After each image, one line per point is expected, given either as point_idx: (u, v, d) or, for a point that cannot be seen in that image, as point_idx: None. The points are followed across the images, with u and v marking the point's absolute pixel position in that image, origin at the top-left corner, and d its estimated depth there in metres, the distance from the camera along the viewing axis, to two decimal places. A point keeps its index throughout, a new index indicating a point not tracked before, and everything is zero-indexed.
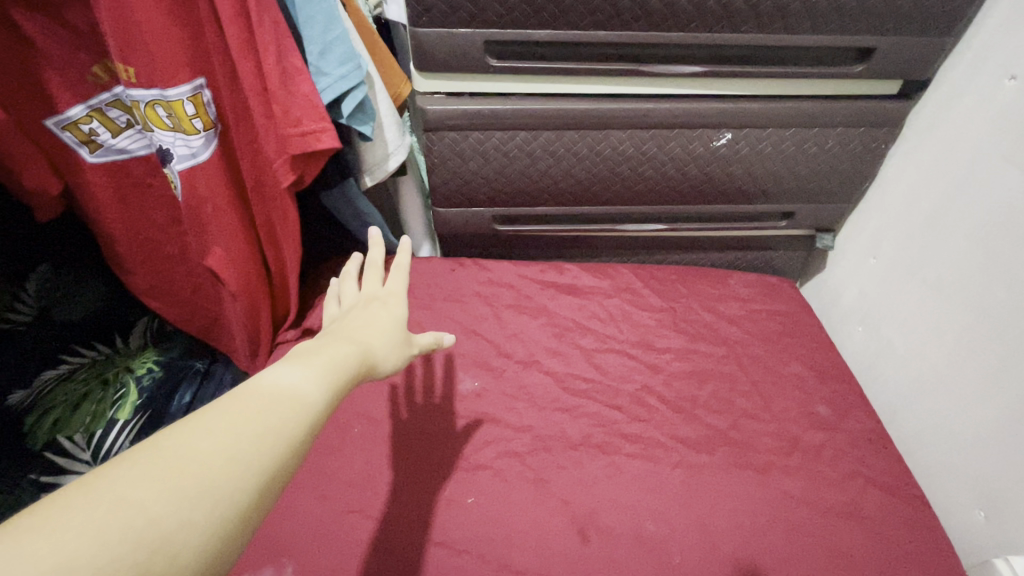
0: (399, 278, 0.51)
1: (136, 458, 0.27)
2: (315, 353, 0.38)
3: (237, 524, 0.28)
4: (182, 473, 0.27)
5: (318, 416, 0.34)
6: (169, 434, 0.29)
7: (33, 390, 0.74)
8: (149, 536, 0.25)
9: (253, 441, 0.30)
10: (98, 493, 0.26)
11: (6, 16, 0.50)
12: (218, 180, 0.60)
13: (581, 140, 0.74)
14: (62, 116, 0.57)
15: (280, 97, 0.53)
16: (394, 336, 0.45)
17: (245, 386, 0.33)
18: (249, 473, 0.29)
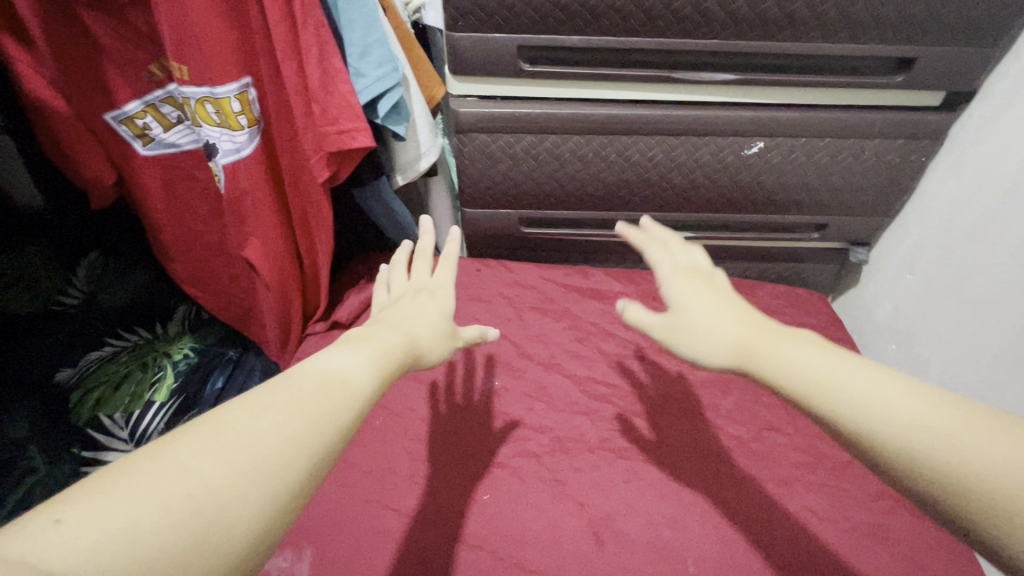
0: (447, 270, 0.52)
1: (200, 431, 0.29)
2: (366, 340, 0.40)
3: (287, 502, 0.29)
4: (240, 449, 0.29)
5: (365, 404, 0.35)
6: (229, 410, 0.31)
7: (81, 369, 0.79)
8: (208, 507, 0.26)
9: (305, 423, 0.31)
10: (166, 461, 0.27)
11: (76, 17, 0.54)
12: (258, 175, 0.62)
13: (609, 146, 0.75)
14: (120, 111, 0.62)
15: (320, 96, 0.55)
16: (441, 326, 0.46)
17: (301, 369, 0.35)
18: (301, 453, 0.30)
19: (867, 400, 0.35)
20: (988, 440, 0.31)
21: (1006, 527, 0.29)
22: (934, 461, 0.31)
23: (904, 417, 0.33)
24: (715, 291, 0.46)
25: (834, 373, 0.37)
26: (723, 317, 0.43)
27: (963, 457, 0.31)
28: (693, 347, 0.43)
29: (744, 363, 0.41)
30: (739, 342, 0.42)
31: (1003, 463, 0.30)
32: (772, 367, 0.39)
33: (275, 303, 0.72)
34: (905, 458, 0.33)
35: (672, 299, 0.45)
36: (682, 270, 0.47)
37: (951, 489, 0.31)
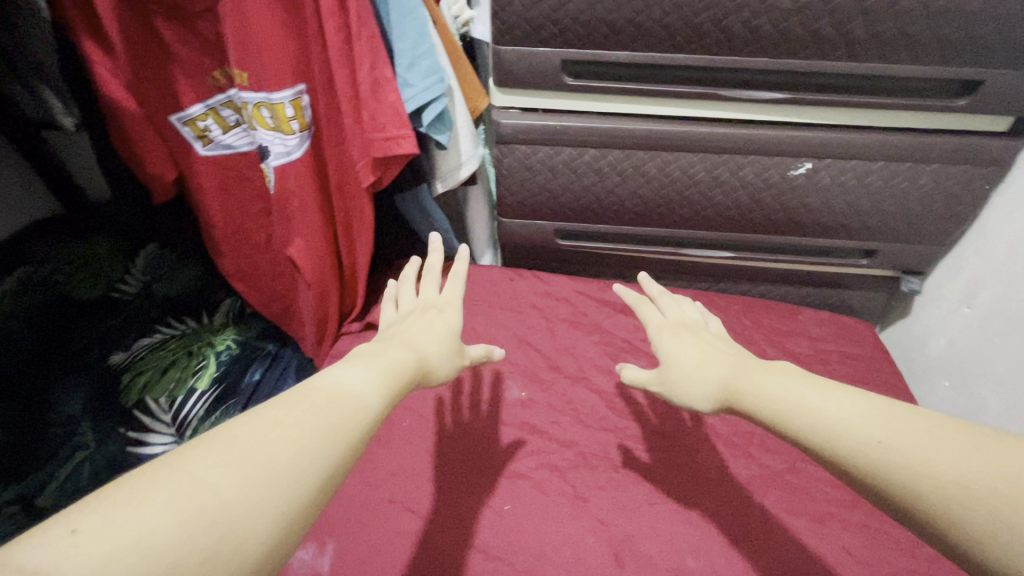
0: (456, 285, 0.54)
1: (212, 446, 0.30)
2: (376, 356, 0.41)
3: (297, 517, 0.30)
4: (252, 464, 0.30)
5: (374, 418, 0.37)
6: (240, 423, 0.32)
7: (133, 356, 0.85)
8: (220, 522, 0.27)
9: (316, 437, 0.33)
10: (178, 475, 0.28)
11: (152, 25, 0.58)
12: (306, 178, 0.65)
13: (650, 161, 0.74)
14: (184, 113, 0.66)
15: (368, 104, 0.57)
16: (448, 343, 0.48)
17: (312, 384, 0.36)
18: (311, 467, 0.31)
19: (829, 421, 0.37)
20: (941, 445, 0.32)
21: (957, 525, 0.29)
22: (888, 469, 0.33)
23: (863, 431, 0.35)
24: (702, 342, 0.51)
25: (796, 394, 0.40)
26: (706, 362, 0.48)
27: (913, 461, 0.32)
28: (682, 394, 0.48)
29: (729, 402, 0.45)
30: (718, 384, 0.46)
31: (951, 463, 0.31)
32: (748, 402, 0.43)
33: (314, 301, 0.75)
34: (866, 470, 0.34)
35: (663, 351, 0.52)
36: (670, 327, 0.54)
37: (904, 493, 0.32)
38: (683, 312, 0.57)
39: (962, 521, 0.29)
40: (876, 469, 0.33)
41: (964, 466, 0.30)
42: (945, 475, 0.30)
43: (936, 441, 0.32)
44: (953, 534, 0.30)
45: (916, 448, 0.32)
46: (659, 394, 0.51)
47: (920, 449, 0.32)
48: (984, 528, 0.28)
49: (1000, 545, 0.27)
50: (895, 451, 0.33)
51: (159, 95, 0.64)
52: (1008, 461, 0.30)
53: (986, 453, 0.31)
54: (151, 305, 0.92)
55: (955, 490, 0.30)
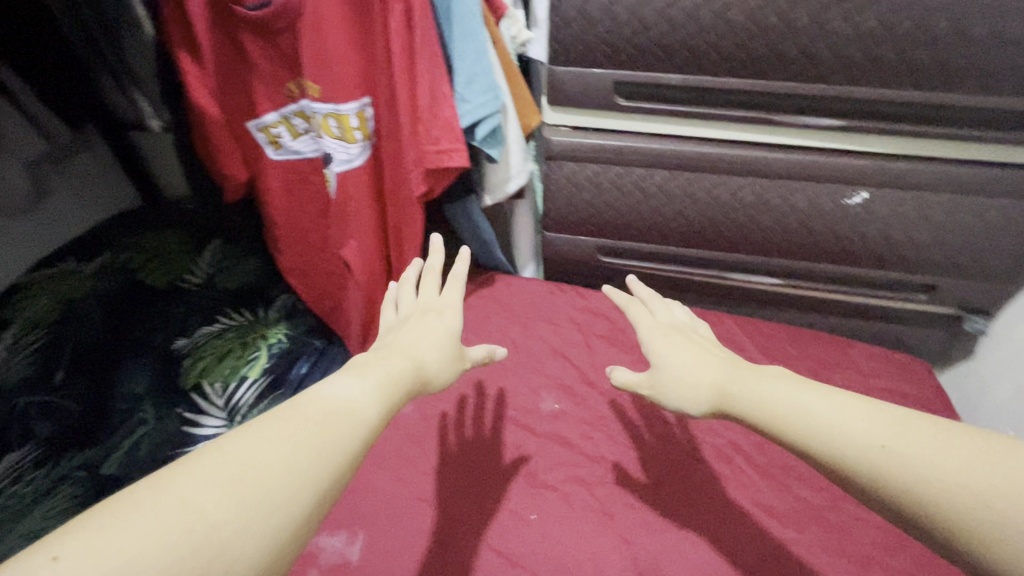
0: (455, 288, 0.55)
1: (199, 466, 0.31)
2: (372, 366, 0.43)
3: (288, 536, 0.31)
4: (240, 486, 0.31)
5: (370, 430, 0.38)
6: (231, 440, 0.33)
7: (195, 341, 0.91)
8: (206, 545, 0.28)
9: (308, 453, 0.34)
10: (163, 498, 0.29)
11: (239, 40, 0.64)
12: (363, 184, 0.69)
13: (697, 183, 0.74)
14: (259, 120, 0.71)
15: (425, 117, 0.60)
16: (447, 349, 0.49)
17: (305, 398, 0.37)
18: (304, 485, 0.33)
19: (831, 427, 0.37)
20: (946, 451, 0.33)
21: (968, 530, 0.30)
22: (894, 474, 0.33)
23: (866, 436, 0.35)
24: (694, 344, 0.50)
25: (790, 397, 0.40)
26: (699, 367, 0.47)
27: (920, 466, 0.33)
28: (673, 398, 0.47)
29: (722, 406, 0.45)
30: (712, 388, 0.45)
31: (960, 469, 0.32)
32: (744, 409, 0.43)
33: (361, 301, 0.79)
34: (871, 476, 0.34)
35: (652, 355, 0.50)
36: (660, 328, 0.52)
37: (912, 498, 0.32)
38: (671, 312, 0.55)
39: (972, 526, 0.30)
40: (882, 475, 0.34)
41: (973, 473, 0.31)
42: (955, 483, 0.31)
43: (938, 445, 0.33)
44: (961, 539, 0.30)
45: (922, 454, 0.33)
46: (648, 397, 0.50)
47: (926, 455, 0.33)
48: (994, 533, 0.29)
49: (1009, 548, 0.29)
50: (901, 456, 0.33)
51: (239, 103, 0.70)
52: (1011, 467, 0.31)
53: (989, 459, 0.32)
54: (214, 295, 0.99)
55: (966, 496, 0.30)
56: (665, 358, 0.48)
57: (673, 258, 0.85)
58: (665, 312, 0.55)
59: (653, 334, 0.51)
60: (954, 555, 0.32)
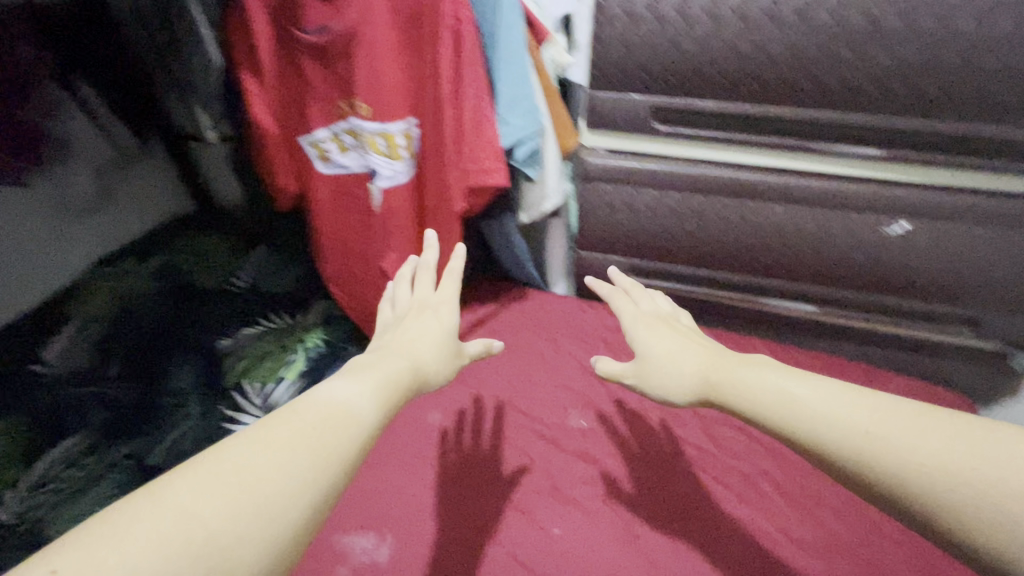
0: (450, 285, 0.57)
1: (197, 477, 0.33)
2: (370, 370, 0.45)
3: (287, 540, 0.33)
4: (236, 494, 0.33)
5: (367, 435, 0.40)
6: (230, 448, 0.36)
7: (240, 343, 0.96)
8: (204, 552, 0.30)
9: (304, 458, 0.36)
10: (162, 508, 0.31)
11: (299, 63, 0.69)
12: (406, 200, 0.73)
13: (732, 207, 0.74)
14: (311, 136, 0.76)
15: (468, 138, 0.63)
16: (444, 347, 0.51)
17: (300, 406, 0.39)
18: (300, 490, 0.34)
19: (820, 417, 0.39)
20: (930, 437, 0.35)
21: (951, 511, 0.32)
22: (883, 460, 0.35)
23: (855, 424, 0.37)
24: (677, 333, 0.52)
25: (779, 386, 0.42)
26: (680, 355, 0.49)
27: (907, 451, 0.35)
28: (656, 386, 0.50)
29: (707, 394, 0.47)
30: (697, 379, 0.48)
31: (944, 455, 0.34)
32: (730, 398, 0.45)
33: None
34: (860, 463, 0.36)
35: (637, 344, 0.52)
36: (644, 318, 0.54)
37: (900, 483, 0.34)
38: (653, 300, 0.58)
39: (956, 508, 0.32)
40: (873, 463, 0.35)
41: (957, 458, 0.33)
42: (939, 467, 0.33)
43: (921, 430, 0.36)
44: (945, 518, 0.33)
45: (908, 441, 0.35)
46: (631, 385, 0.52)
47: (912, 442, 0.35)
48: (976, 512, 0.32)
49: (989, 526, 0.31)
50: (887, 441, 0.36)
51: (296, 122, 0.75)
52: (985, 448, 0.33)
53: (964, 439, 0.34)
54: (257, 299, 1.04)
55: (951, 480, 0.33)
56: (648, 347, 0.51)
57: (704, 281, 0.85)
58: (647, 300, 0.58)
59: (637, 322, 0.54)
60: (929, 531, 0.35)
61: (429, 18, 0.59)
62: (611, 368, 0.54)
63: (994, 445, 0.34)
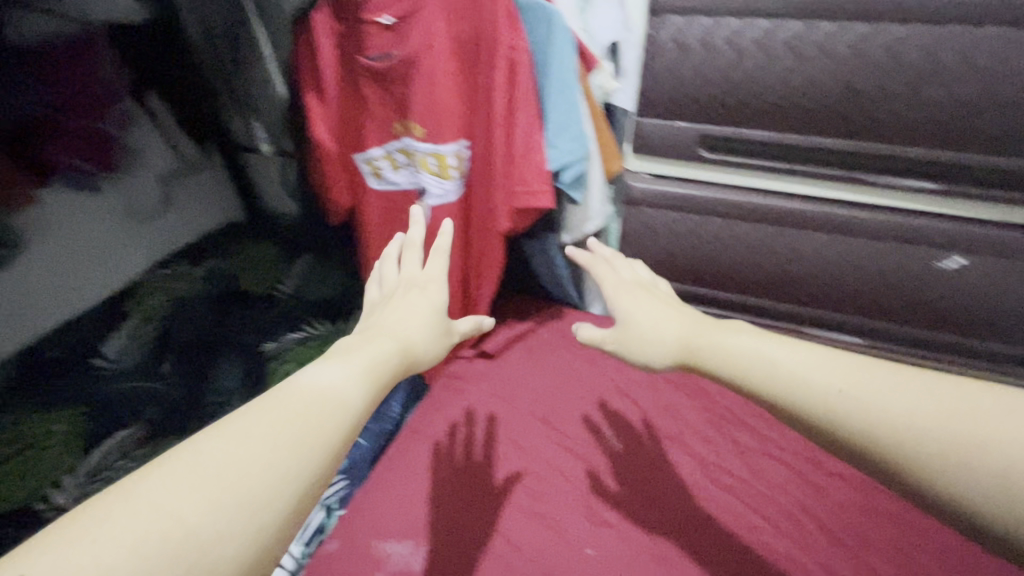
0: (436, 265, 0.59)
1: (174, 472, 0.34)
2: (357, 352, 0.47)
3: (273, 527, 0.34)
4: (216, 487, 0.34)
5: (348, 424, 0.41)
6: (210, 439, 0.37)
7: (282, 347, 1.07)
8: (186, 544, 0.31)
9: (286, 448, 0.37)
10: (140, 504, 0.32)
11: (359, 87, 0.73)
12: (454, 218, 0.76)
13: (778, 235, 0.75)
14: (366, 154, 0.80)
15: (517, 161, 0.65)
16: (432, 324, 0.54)
17: (279, 396, 0.40)
18: (282, 480, 0.36)
19: (791, 374, 0.41)
20: (891, 389, 0.38)
21: (904, 453, 0.36)
22: (847, 411, 0.38)
23: (823, 380, 0.40)
24: (656, 301, 0.54)
25: (755, 350, 0.44)
26: (659, 321, 0.51)
27: (871, 404, 0.37)
28: (636, 350, 0.52)
29: (686, 359, 0.49)
30: (677, 345, 0.49)
31: (902, 406, 0.37)
32: (709, 362, 0.46)
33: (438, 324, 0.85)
34: (827, 415, 0.38)
35: (619, 311, 0.54)
36: (624, 286, 0.56)
37: (864, 431, 0.37)
38: (632, 268, 0.60)
39: (910, 451, 0.36)
40: (838, 413, 0.38)
41: (912, 406, 0.37)
42: (897, 416, 0.37)
43: (882, 383, 0.39)
44: (898, 460, 0.36)
45: (871, 393, 0.38)
46: (612, 348, 0.53)
47: (875, 394, 0.38)
48: (928, 455, 0.35)
49: (936, 465, 0.35)
50: (854, 397, 0.38)
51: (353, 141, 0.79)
52: (940, 401, 0.37)
53: (921, 393, 0.37)
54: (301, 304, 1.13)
55: (908, 426, 0.36)
56: (630, 314, 0.53)
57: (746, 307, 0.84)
58: (628, 268, 0.60)
59: (618, 291, 0.56)
60: (889, 475, 0.38)
61: (487, 49, 0.62)
62: (594, 333, 0.55)
63: (943, 394, 0.37)
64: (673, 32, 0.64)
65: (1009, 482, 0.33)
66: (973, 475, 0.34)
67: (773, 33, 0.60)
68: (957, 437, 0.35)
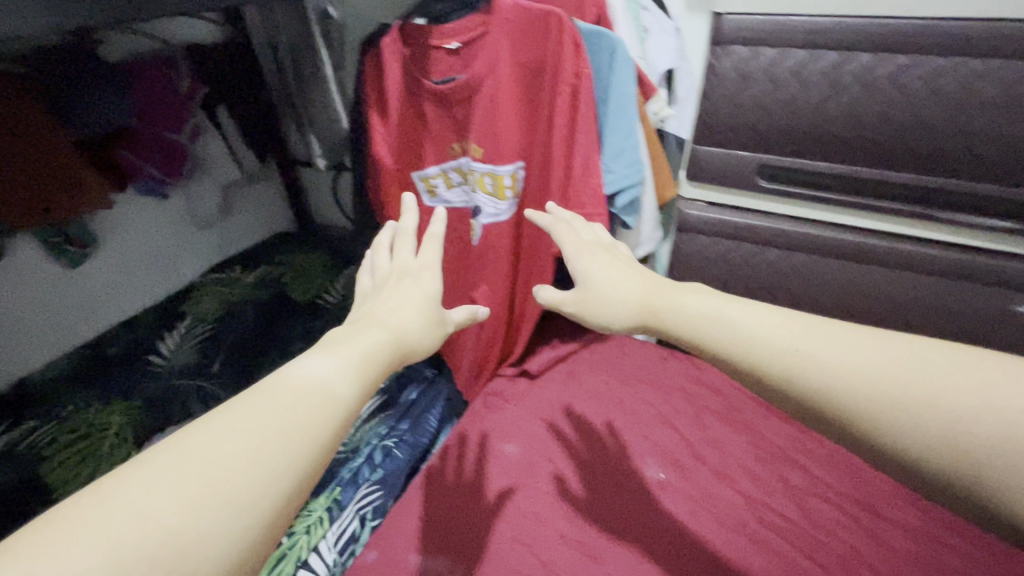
0: (431, 252, 0.55)
1: (153, 470, 0.31)
2: (346, 343, 0.42)
3: (259, 529, 0.31)
4: (199, 484, 0.31)
5: (346, 414, 0.38)
6: (190, 437, 0.33)
7: None
8: (166, 547, 0.28)
9: (275, 443, 0.34)
10: (112, 505, 0.29)
11: (422, 107, 0.76)
12: (506, 237, 0.77)
13: (837, 269, 0.73)
14: (423, 171, 0.83)
15: (574, 184, 0.66)
16: (427, 315, 0.49)
17: (271, 384, 0.37)
18: (272, 475, 0.33)
19: (751, 336, 0.42)
20: (848, 349, 0.39)
21: (859, 411, 0.37)
22: (804, 371, 0.39)
23: (782, 339, 0.41)
24: (618, 263, 0.54)
25: (717, 312, 0.45)
26: (627, 285, 0.51)
27: (828, 362, 0.39)
28: (602, 313, 0.51)
29: (647, 318, 0.49)
30: (638, 305, 0.49)
31: (859, 365, 0.38)
32: (670, 322, 0.47)
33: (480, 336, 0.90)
34: (784, 374, 0.40)
35: (583, 274, 0.53)
36: (590, 248, 0.55)
37: (820, 389, 0.38)
38: (596, 230, 0.59)
39: (864, 407, 0.37)
40: (796, 372, 0.39)
41: (867, 365, 0.38)
42: (851, 376, 0.38)
43: (839, 343, 0.40)
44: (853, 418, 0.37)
45: (828, 354, 0.39)
46: (576, 313, 0.53)
47: (830, 354, 0.39)
48: (881, 410, 0.37)
49: (887, 420, 0.36)
50: (809, 355, 0.40)
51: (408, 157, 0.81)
52: (894, 360, 0.38)
53: (877, 353, 0.39)
54: None
55: (862, 385, 0.37)
56: (590, 276, 0.53)
57: None
58: (596, 231, 0.59)
59: (575, 250, 0.55)
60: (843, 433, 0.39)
61: (550, 72, 0.63)
62: (551, 297, 0.53)
63: (897, 353, 0.39)
64: (736, 60, 0.64)
65: (954, 434, 0.34)
66: (920, 430, 0.35)
67: (839, 63, 0.60)
68: (907, 394, 0.36)
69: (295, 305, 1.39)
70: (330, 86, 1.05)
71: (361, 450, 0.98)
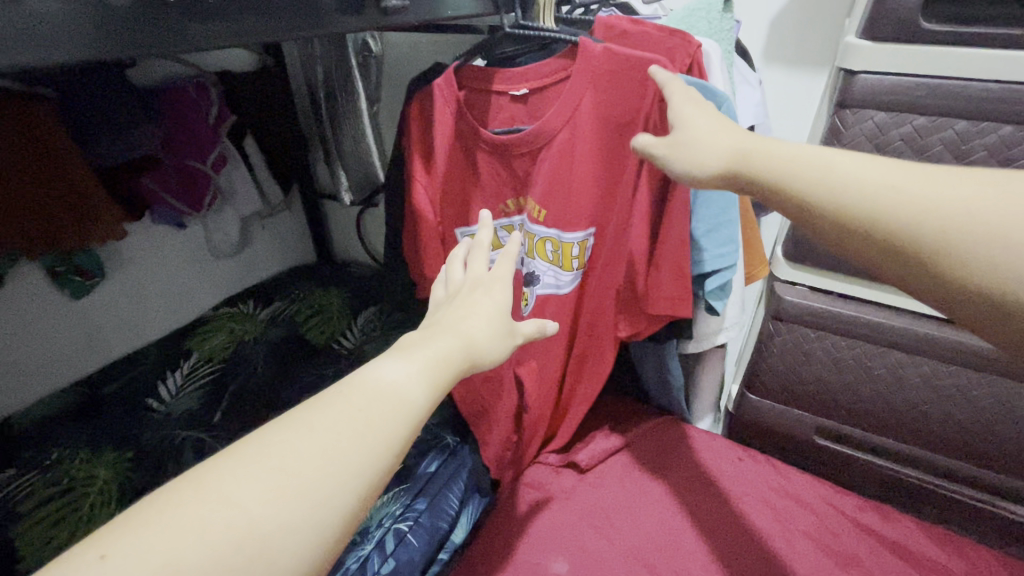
0: (510, 260, 0.45)
1: (242, 456, 0.29)
2: (420, 346, 0.36)
3: (331, 539, 0.28)
4: (284, 474, 0.28)
5: (420, 423, 0.33)
6: (276, 427, 0.30)
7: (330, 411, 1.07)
8: (251, 539, 0.26)
9: (353, 438, 0.30)
10: (204, 489, 0.27)
11: (475, 159, 0.66)
12: (563, 314, 0.67)
13: (951, 376, 0.64)
14: (467, 228, 0.72)
15: (662, 264, 0.55)
16: (500, 323, 0.40)
17: (352, 379, 0.33)
18: (349, 474, 0.29)
19: (846, 175, 0.35)
20: (946, 180, 0.33)
21: (948, 248, 0.32)
22: (893, 205, 0.33)
23: (876, 177, 0.35)
24: (719, 114, 0.44)
25: (815, 153, 0.38)
26: (730, 136, 0.41)
27: (925, 200, 0.33)
28: (681, 163, 0.43)
29: (731, 163, 0.40)
30: (730, 151, 0.40)
31: (967, 198, 0.32)
32: (760, 165, 0.39)
33: (511, 416, 0.75)
34: (869, 215, 0.34)
35: (679, 117, 0.44)
36: (701, 101, 0.45)
37: (908, 222, 0.33)
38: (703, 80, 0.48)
39: (955, 249, 0.32)
40: (882, 206, 0.34)
41: (974, 207, 0.31)
42: (949, 213, 0.32)
43: (943, 184, 0.33)
44: (940, 259, 0.32)
45: (928, 189, 0.33)
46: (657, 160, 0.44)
47: (933, 188, 0.33)
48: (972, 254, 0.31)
49: (977, 262, 0.31)
50: (905, 192, 0.33)
51: (453, 211, 0.70)
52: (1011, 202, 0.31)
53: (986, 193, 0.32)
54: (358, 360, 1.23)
55: (963, 217, 0.31)
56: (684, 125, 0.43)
57: (915, 463, 0.71)
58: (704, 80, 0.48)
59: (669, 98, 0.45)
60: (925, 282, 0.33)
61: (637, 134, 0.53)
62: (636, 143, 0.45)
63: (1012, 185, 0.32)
64: (871, 127, 0.56)
65: None
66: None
67: (1015, 139, 0.51)
68: (1018, 229, 0.30)
69: (310, 347, 1.26)
70: (364, 121, 0.96)
71: (371, 535, 0.82)
